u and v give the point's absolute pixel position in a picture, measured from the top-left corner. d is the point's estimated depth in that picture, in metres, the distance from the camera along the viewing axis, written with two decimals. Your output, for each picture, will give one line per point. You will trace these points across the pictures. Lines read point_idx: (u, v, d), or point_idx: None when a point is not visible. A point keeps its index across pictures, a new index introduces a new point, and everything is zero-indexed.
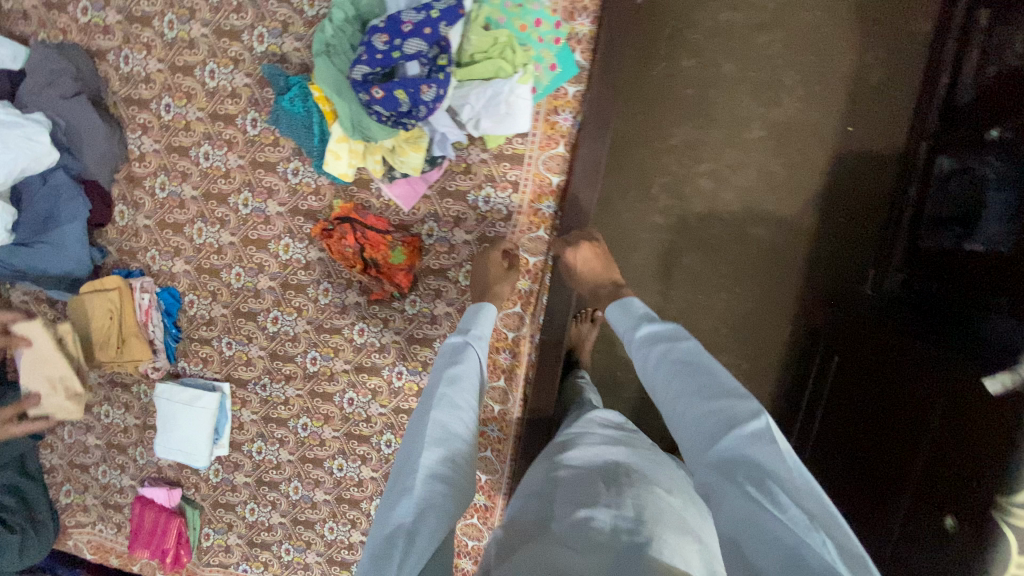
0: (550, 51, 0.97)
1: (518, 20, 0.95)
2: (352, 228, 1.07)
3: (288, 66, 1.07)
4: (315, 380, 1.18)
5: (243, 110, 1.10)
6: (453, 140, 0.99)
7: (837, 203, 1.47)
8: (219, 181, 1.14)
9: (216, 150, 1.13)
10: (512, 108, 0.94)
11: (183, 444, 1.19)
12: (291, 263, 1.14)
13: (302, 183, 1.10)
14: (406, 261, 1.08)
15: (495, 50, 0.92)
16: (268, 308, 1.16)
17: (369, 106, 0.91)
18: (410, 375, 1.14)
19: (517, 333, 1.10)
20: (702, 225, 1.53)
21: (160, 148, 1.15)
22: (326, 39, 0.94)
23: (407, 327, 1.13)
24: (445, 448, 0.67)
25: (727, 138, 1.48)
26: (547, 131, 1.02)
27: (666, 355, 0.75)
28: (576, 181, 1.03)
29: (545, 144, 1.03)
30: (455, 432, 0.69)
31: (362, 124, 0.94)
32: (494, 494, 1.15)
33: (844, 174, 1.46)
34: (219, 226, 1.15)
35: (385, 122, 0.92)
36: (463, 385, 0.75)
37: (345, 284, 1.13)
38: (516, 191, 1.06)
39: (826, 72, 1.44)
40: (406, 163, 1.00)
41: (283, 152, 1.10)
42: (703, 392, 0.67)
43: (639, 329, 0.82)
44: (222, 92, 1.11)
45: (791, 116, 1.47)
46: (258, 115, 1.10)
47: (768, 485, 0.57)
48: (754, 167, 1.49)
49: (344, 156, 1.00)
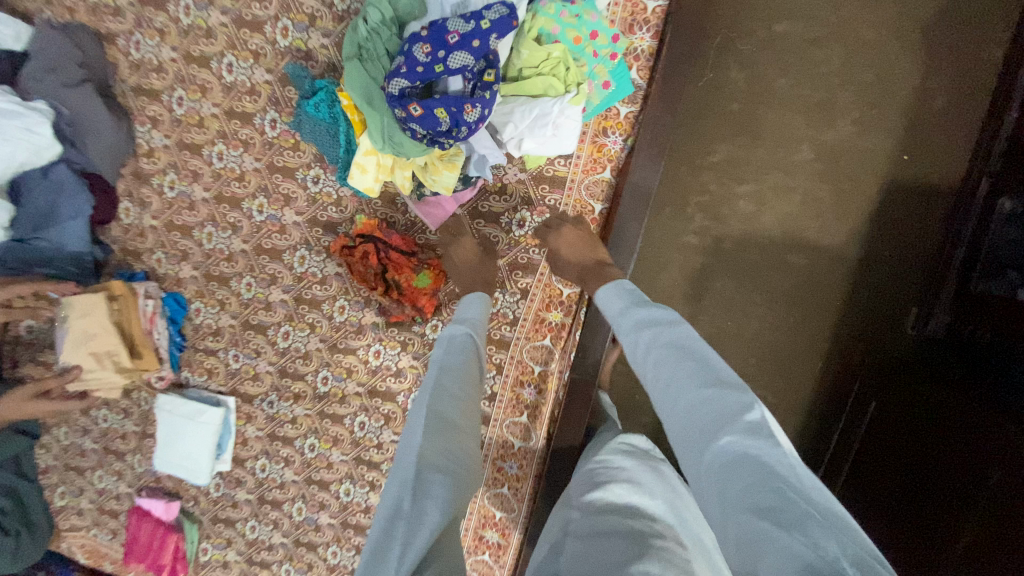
0: (605, 67, 0.87)
1: (573, 31, 0.82)
2: (375, 247, 1.00)
3: (313, 64, 0.99)
4: (325, 400, 1.11)
5: (262, 109, 1.02)
6: (492, 162, 0.90)
7: (886, 236, 1.28)
8: (233, 184, 1.06)
9: (231, 150, 1.04)
10: (560, 131, 0.85)
11: (184, 460, 1.13)
12: (306, 277, 1.06)
13: (322, 193, 1.02)
14: (431, 285, 1.02)
15: (547, 66, 0.84)
16: (279, 322, 1.09)
17: (405, 123, 0.83)
18: None
19: (545, 368, 1.03)
20: (737, 250, 1.35)
21: (171, 144, 1.07)
22: (359, 42, 0.86)
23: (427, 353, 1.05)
24: (442, 435, 0.63)
25: (773, 157, 1.29)
26: (592, 153, 0.94)
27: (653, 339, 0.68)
28: (622, 209, 0.93)
29: (590, 169, 0.95)
30: (450, 419, 0.65)
31: (395, 139, 0.86)
32: (508, 532, 1.09)
33: (894, 206, 1.26)
34: (230, 232, 1.07)
35: (420, 139, 0.85)
36: (453, 370, 0.72)
37: (363, 303, 1.05)
38: (554, 216, 0.98)
39: (887, 90, 1.22)
40: (439, 182, 0.92)
41: (303, 158, 1.01)
42: (694, 378, 0.61)
43: (628, 312, 0.75)
44: (240, 88, 1.02)
45: (844, 140, 1.26)
46: (279, 115, 1.01)
47: (770, 484, 0.49)
48: (799, 192, 1.30)
49: (371, 170, 0.92)
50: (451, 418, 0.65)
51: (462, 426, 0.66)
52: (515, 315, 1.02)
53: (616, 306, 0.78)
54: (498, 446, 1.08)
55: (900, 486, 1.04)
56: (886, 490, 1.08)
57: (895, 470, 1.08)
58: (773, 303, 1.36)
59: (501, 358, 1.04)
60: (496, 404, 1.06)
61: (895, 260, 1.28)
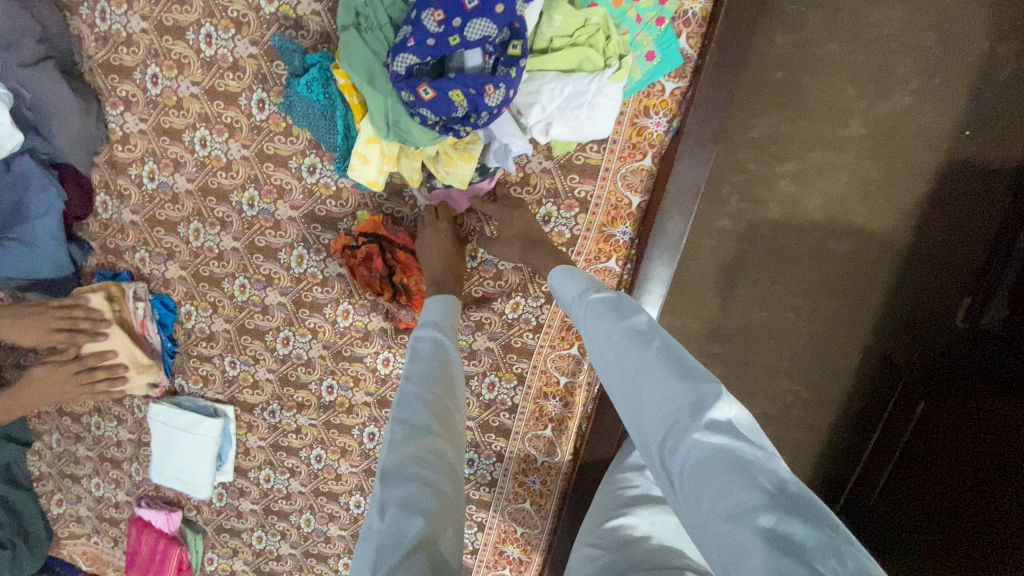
0: (648, 35, 0.76)
1: None
2: (380, 248, 0.88)
3: (304, 35, 0.85)
4: (331, 410, 1.02)
5: (247, 87, 0.89)
6: (516, 152, 0.78)
7: (940, 219, 1.13)
8: (219, 175, 0.94)
9: (215, 136, 0.92)
10: (597, 112, 0.73)
11: (183, 473, 1.05)
12: (306, 278, 0.95)
13: (320, 184, 0.90)
14: None
15: (583, 35, 0.71)
16: (277, 327, 0.99)
17: (413, 107, 0.71)
18: None
19: (572, 379, 0.93)
20: (775, 234, 1.20)
21: (148, 129, 0.94)
22: (358, 8, 0.73)
23: None
24: (412, 450, 0.52)
25: (821, 133, 1.13)
26: (631, 137, 0.81)
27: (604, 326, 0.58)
28: (666, 203, 0.81)
29: (627, 155, 0.82)
30: (420, 429, 0.54)
31: (401, 125, 0.74)
32: (530, 549, 1.01)
33: (953, 187, 1.11)
34: (219, 228, 0.96)
35: (431, 126, 0.73)
36: (423, 374, 0.61)
37: (369, 307, 0.95)
38: (583, 211, 0.85)
39: (951, 58, 1.06)
40: (452, 173, 0.80)
41: (297, 144, 0.89)
42: (658, 367, 0.51)
43: (578, 296, 0.65)
44: (221, 63, 0.88)
45: (899, 114, 1.10)
46: (266, 95, 0.88)
47: (752, 489, 0.41)
48: (847, 172, 1.14)
49: (373, 160, 0.80)
50: (421, 429, 0.54)
51: (435, 435, 0.54)
52: (539, 321, 0.92)
53: (571, 289, 0.68)
54: (520, 461, 0.98)
55: (941, 495, 0.93)
56: (925, 501, 0.96)
57: (929, 473, 0.98)
58: (812, 295, 1.22)
59: (523, 367, 0.94)
60: (517, 416, 0.96)
61: (947, 248, 1.14)
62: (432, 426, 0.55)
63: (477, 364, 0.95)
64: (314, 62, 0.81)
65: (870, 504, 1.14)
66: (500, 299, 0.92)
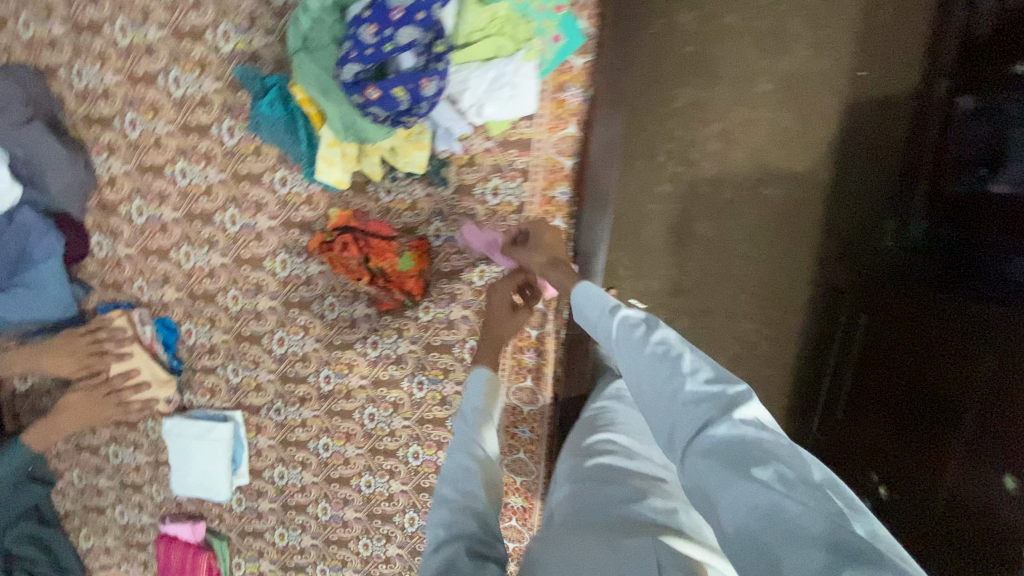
0: (552, 22, 0.89)
1: None
2: (353, 237, 0.99)
3: (261, 65, 0.98)
4: (331, 399, 1.12)
5: (217, 118, 1.01)
6: (458, 133, 0.93)
7: (857, 152, 1.23)
8: (201, 200, 1.05)
9: (193, 165, 1.03)
10: (516, 92, 0.87)
11: (202, 480, 1.14)
12: (291, 280, 1.06)
13: (293, 193, 1.02)
14: (415, 267, 1.01)
15: (495, 26, 0.85)
16: (272, 330, 1.09)
17: (364, 108, 0.84)
18: (431, 385, 1.09)
19: (542, 330, 1.05)
20: (713, 190, 1.29)
21: (132, 170, 1.06)
22: (304, 34, 0.85)
23: (423, 335, 1.07)
24: (443, 526, 0.56)
25: (736, 94, 1.22)
26: (555, 110, 0.95)
27: (641, 346, 0.58)
28: (594, 161, 0.94)
29: (554, 126, 0.95)
30: (455, 509, 0.58)
31: (356, 127, 0.86)
32: (530, 495, 1.10)
33: (861, 121, 1.21)
34: (207, 248, 1.07)
35: (382, 123, 0.86)
36: (459, 455, 0.62)
37: (352, 296, 1.06)
38: (526, 180, 0.98)
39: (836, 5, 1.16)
40: (409, 162, 0.94)
41: (267, 161, 1.01)
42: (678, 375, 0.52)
43: (606, 318, 0.65)
44: (191, 101, 1.01)
45: (802, 65, 1.20)
46: (235, 122, 1.00)
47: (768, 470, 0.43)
48: (765, 124, 1.24)
49: (337, 162, 0.93)
50: (456, 508, 0.58)
51: (471, 526, 0.56)
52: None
53: (595, 306, 0.68)
54: (508, 414, 1.09)
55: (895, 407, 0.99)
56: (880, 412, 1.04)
57: (886, 389, 1.02)
58: (754, 239, 1.32)
59: None
60: (500, 373, 1.08)
61: (865, 172, 1.24)
62: (465, 499, 0.58)
63: (456, 332, 1.06)
64: (273, 85, 0.93)
65: (833, 418, 1.20)
66: (467, 270, 1.03)
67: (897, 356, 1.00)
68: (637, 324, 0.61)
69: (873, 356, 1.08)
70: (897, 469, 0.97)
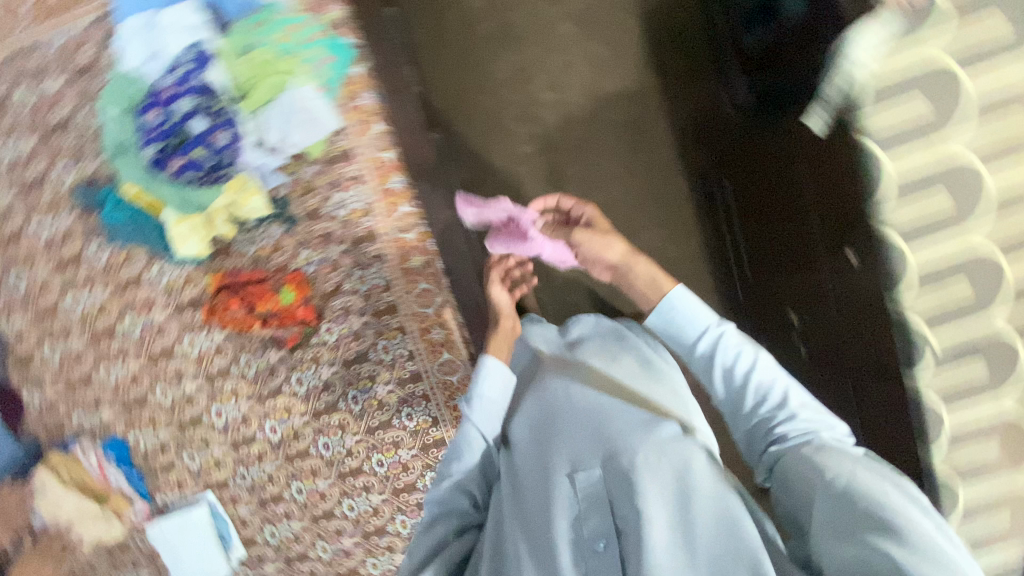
0: (319, 46, 1.04)
1: (273, 34, 1.02)
2: (233, 294, 1.10)
3: (96, 179, 1.04)
4: (285, 445, 1.19)
5: (84, 243, 1.06)
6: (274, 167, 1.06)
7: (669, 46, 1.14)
8: (100, 319, 1.10)
9: (81, 293, 1.09)
10: (308, 114, 1.05)
11: (200, 563, 1.22)
12: (204, 355, 1.12)
13: (171, 282, 1.08)
14: (297, 296, 1.11)
15: (263, 72, 1.02)
16: (208, 406, 1.16)
17: (181, 174, 1.02)
18: (364, 394, 1.17)
19: (434, 306, 1.15)
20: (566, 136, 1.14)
21: (31, 318, 1.10)
22: (114, 136, 1.02)
23: (338, 354, 1.15)
24: (468, 468, 0.88)
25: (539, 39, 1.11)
26: (357, 116, 1.07)
27: (732, 355, 0.83)
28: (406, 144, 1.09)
29: (362, 130, 1.08)
30: (476, 460, 0.89)
31: (188, 196, 1.03)
32: None
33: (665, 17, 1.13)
34: (122, 359, 1.12)
35: (203, 181, 1.03)
36: (476, 422, 0.90)
37: (261, 346, 1.13)
38: (363, 184, 1.09)
39: None
40: (251, 208, 1.06)
41: (140, 262, 1.07)
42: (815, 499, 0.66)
43: (685, 325, 0.87)
44: (58, 238, 1.06)
45: None
46: (100, 241, 1.06)
47: None
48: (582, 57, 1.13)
49: (188, 233, 1.04)
50: (455, 484, 0.88)
51: (474, 492, 0.89)
52: (385, 280, 1.13)
53: (682, 306, 0.87)
54: (444, 390, 1.18)
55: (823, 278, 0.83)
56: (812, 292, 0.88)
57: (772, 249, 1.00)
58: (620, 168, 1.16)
59: (398, 319, 1.15)
60: (419, 357, 1.17)
61: (687, 7, 1.14)
62: (479, 448, 0.89)
63: (366, 337, 1.15)
64: (110, 194, 1.04)
65: (751, 282, 1.14)
66: (348, 281, 1.12)
67: (760, 183, 1.00)
68: (727, 337, 0.84)
69: (751, 214, 1.06)
70: (820, 299, 0.86)
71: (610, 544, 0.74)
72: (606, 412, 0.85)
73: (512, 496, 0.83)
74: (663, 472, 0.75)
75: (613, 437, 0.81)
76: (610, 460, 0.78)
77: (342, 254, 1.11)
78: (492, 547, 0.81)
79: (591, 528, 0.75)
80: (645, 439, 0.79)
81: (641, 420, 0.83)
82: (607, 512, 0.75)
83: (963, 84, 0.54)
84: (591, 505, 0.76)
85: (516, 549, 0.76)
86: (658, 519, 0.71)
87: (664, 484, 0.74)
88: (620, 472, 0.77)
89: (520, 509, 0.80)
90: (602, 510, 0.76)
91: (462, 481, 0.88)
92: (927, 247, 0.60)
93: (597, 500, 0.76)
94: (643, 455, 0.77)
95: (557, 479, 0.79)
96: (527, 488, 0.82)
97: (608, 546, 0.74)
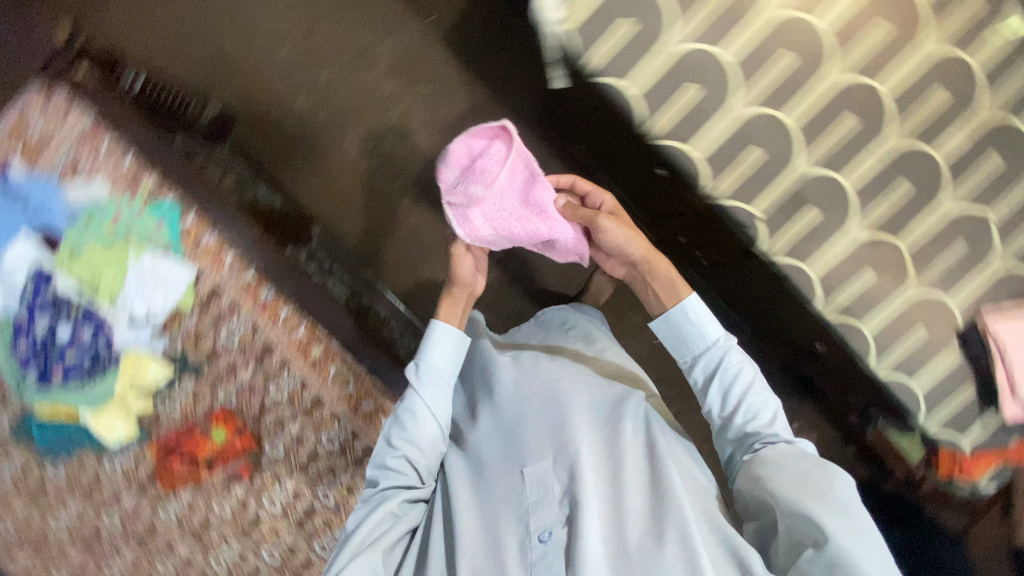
0: (144, 215, 1.08)
1: (100, 226, 1.06)
2: (174, 455, 1.08)
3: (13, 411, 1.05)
4: (286, 565, 1.08)
5: (41, 471, 1.06)
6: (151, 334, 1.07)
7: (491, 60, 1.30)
8: (78, 532, 1.06)
9: (55, 518, 1.05)
10: (161, 275, 1.07)
11: None
12: (179, 517, 1.07)
13: (125, 470, 1.07)
14: (229, 429, 1.10)
15: (100, 263, 1.04)
16: (201, 555, 1.07)
17: (66, 379, 1.02)
18: (333, 487, 1.11)
19: (355, 384, 1.15)
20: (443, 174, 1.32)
21: (18, 561, 1.04)
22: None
23: (292, 462, 1.11)
24: (406, 448, 0.93)
25: (369, 101, 1.30)
26: (208, 257, 1.10)
27: (734, 376, 0.91)
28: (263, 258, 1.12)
29: (215, 267, 1.10)
30: (421, 439, 0.94)
31: (90, 394, 1.03)
32: None
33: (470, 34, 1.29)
34: (109, 560, 1.05)
35: (93, 373, 1.03)
36: (425, 389, 0.97)
37: (225, 486, 1.09)
38: (240, 308, 1.10)
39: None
40: (154, 375, 1.07)
41: (90, 466, 1.06)
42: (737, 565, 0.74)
43: (698, 336, 0.96)
44: (22, 476, 1.05)
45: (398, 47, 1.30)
46: (48, 465, 1.05)
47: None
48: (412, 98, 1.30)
49: (111, 425, 1.05)
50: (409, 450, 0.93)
51: (421, 460, 0.94)
52: (301, 380, 1.12)
53: (700, 309, 0.95)
54: None
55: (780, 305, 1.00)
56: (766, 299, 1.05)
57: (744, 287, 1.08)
58: None
59: (327, 408, 1.13)
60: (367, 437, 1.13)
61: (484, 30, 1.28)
62: (427, 420, 0.95)
63: (308, 439, 1.12)
64: (34, 421, 1.04)
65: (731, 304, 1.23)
66: (270, 394, 1.11)
67: (701, 239, 1.08)
68: (734, 354, 0.93)
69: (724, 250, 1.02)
70: (778, 304, 1.02)
71: (554, 536, 0.82)
72: (562, 392, 0.96)
73: (475, 483, 0.92)
74: (606, 468, 0.87)
75: (560, 436, 0.90)
76: (557, 454, 0.88)
77: (252, 374, 1.11)
78: (442, 527, 0.89)
79: (537, 521, 0.84)
80: (594, 445, 0.89)
81: (590, 401, 0.96)
82: (554, 505, 0.84)
83: (783, 122, 0.83)
84: (539, 499, 0.86)
85: (468, 534, 0.85)
86: (597, 518, 0.82)
87: (606, 486, 0.85)
88: (561, 461, 0.87)
89: (480, 498, 0.90)
90: (547, 501, 0.85)
91: (403, 458, 0.92)
92: (766, 196, 0.87)
93: (542, 497, 0.85)
94: (590, 454, 0.88)
95: (512, 478, 0.89)
96: (481, 482, 0.92)
97: (553, 536, 0.82)
